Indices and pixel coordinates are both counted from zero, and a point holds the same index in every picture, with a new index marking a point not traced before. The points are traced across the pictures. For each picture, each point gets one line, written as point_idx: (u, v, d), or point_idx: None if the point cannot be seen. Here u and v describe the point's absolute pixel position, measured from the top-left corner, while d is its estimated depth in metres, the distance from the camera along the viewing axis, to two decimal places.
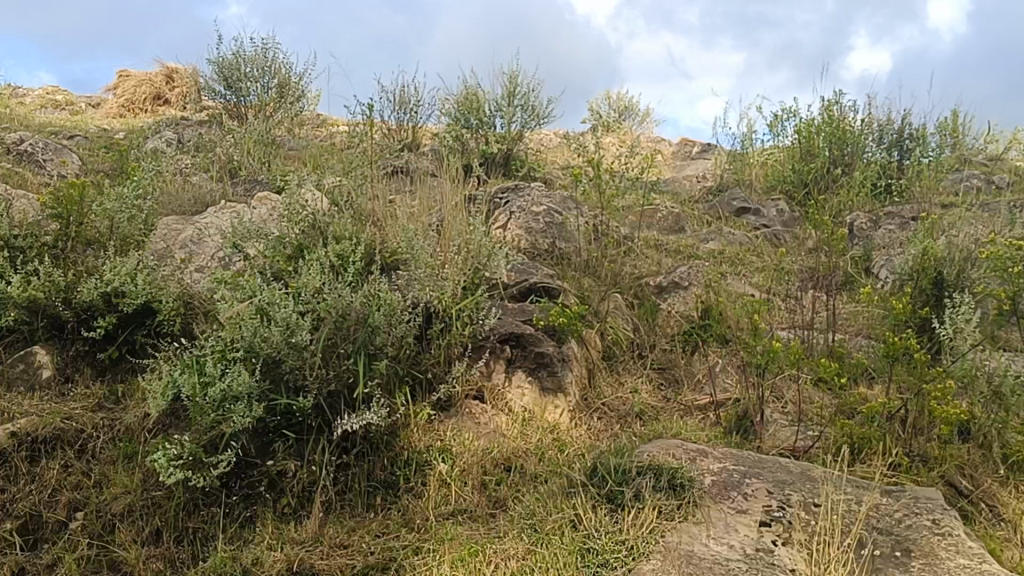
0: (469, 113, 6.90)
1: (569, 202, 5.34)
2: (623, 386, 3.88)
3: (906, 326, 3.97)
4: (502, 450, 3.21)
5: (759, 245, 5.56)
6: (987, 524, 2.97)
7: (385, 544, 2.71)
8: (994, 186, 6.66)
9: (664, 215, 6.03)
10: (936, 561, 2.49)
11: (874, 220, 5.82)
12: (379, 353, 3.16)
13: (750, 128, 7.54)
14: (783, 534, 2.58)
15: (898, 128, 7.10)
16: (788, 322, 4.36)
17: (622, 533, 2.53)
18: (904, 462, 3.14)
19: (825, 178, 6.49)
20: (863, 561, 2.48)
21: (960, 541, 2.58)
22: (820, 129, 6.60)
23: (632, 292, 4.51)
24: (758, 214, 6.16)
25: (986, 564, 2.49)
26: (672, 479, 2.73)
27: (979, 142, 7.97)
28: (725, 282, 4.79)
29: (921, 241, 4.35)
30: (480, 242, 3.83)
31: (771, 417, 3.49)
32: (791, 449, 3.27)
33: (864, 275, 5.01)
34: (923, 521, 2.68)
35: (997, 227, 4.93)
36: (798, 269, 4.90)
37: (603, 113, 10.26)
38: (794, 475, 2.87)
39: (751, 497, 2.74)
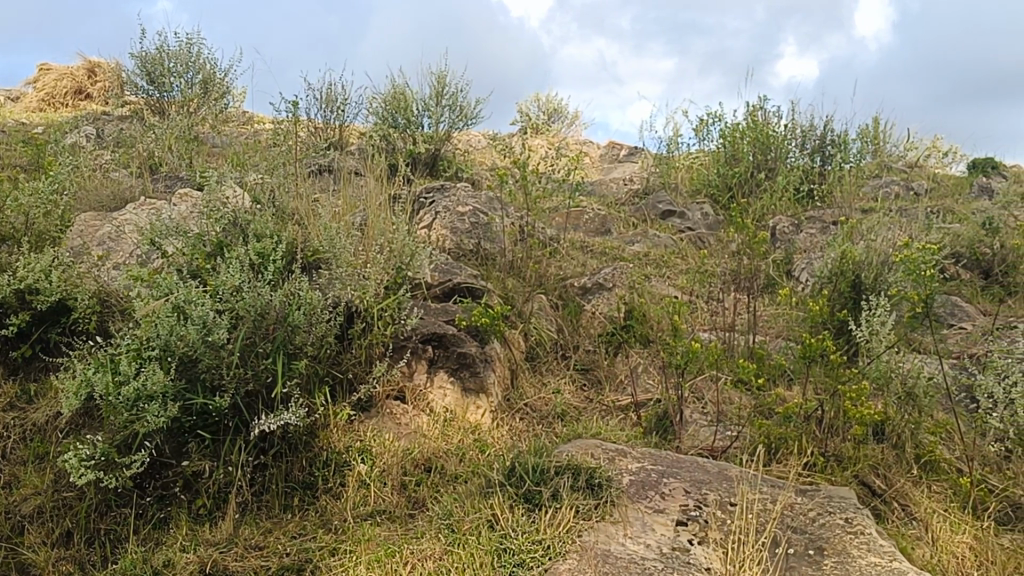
0: (396, 112, 6.86)
1: (495, 202, 5.33)
2: (546, 386, 3.88)
3: (824, 328, 4.02)
4: (422, 451, 3.20)
5: (684, 248, 5.60)
6: (899, 523, 3.02)
7: (301, 545, 2.68)
8: (912, 192, 6.79)
9: (590, 218, 6.05)
10: (848, 559, 2.52)
11: (796, 224, 5.90)
12: (298, 353, 3.11)
13: (677, 132, 7.59)
14: (699, 533, 2.60)
15: (820, 134, 7.20)
16: (709, 324, 4.40)
17: (538, 533, 2.52)
18: (819, 462, 3.18)
19: (748, 182, 6.57)
20: (776, 561, 2.51)
21: (871, 539, 2.62)
22: (744, 134, 6.68)
23: (556, 293, 4.51)
24: (683, 217, 6.21)
25: (897, 561, 2.52)
26: (590, 479, 2.73)
27: (900, 149, 8.11)
28: (649, 283, 4.82)
29: (840, 244, 4.41)
30: (404, 241, 3.80)
31: (691, 417, 3.52)
32: (709, 449, 3.30)
33: (785, 277, 5.07)
34: (836, 520, 2.71)
35: (914, 233, 5.03)
36: (721, 270, 4.94)
37: (532, 116, 10.27)
38: (710, 475, 2.89)
39: (669, 497, 2.75)
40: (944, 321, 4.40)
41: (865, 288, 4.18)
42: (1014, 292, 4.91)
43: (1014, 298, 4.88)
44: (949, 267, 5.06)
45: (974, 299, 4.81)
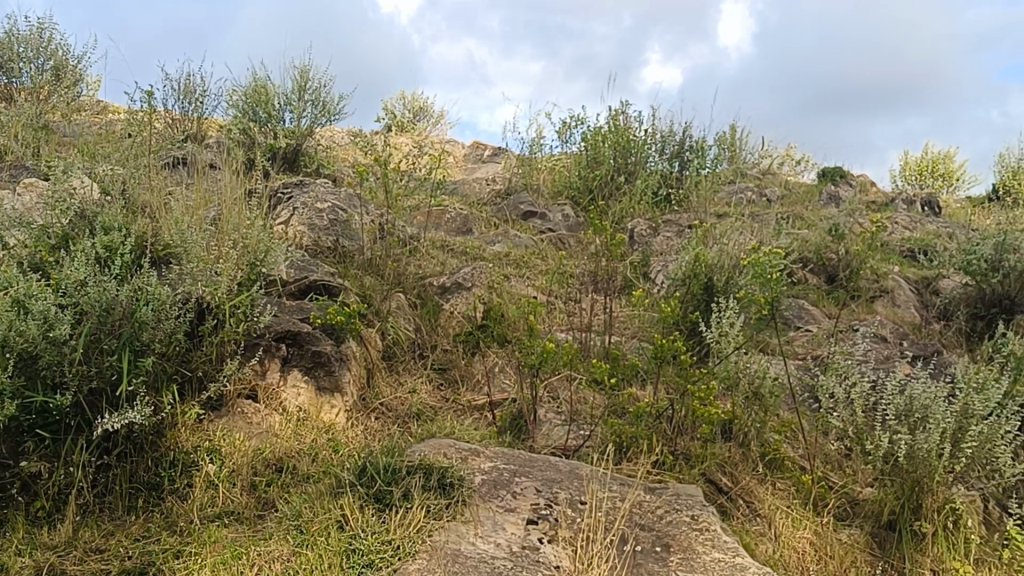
0: (256, 105, 6.72)
1: (354, 200, 5.28)
2: (402, 386, 3.85)
3: (677, 330, 4.10)
4: (274, 451, 3.15)
5: (543, 248, 5.64)
6: (743, 519, 3.11)
7: (144, 548, 2.59)
8: (765, 199, 7.00)
9: (452, 217, 6.05)
10: (693, 555, 2.58)
11: (653, 228, 6.02)
12: (146, 350, 3.01)
13: (539, 133, 7.64)
14: (548, 531, 2.62)
15: (679, 140, 7.34)
16: (566, 325, 4.43)
17: (388, 533, 2.50)
18: (667, 461, 3.23)
19: (608, 185, 6.66)
20: (624, 557, 2.55)
21: (716, 536, 2.69)
22: (605, 138, 6.77)
23: (415, 292, 4.48)
24: (544, 218, 6.26)
25: (739, 557, 2.60)
26: (442, 479, 2.73)
27: (755, 156, 8.34)
28: (509, 283, 4.84)
29: (693, 247, 4.50)
30: (259, 237, 3.72)
31: (545, 416, 3.53)
32: (562, 448, 3.33)
33: (642, 279, 5.16)
34: (683, 517, 2.77)
35: (764, 239, 5.18)
36: (579, 271, 4.99)
37: (396, 113, 10.21)
38: (562, 473, 2.92)
39: (520, 496, 2.76)
40: (792, 323, 4.54)
41: (717, 291, 4.29)
42: (857, 296, 5.10)
43: (857, 301, 5.07)
44: (797, 271, 5.23)
45: (820, 302, 4.98)
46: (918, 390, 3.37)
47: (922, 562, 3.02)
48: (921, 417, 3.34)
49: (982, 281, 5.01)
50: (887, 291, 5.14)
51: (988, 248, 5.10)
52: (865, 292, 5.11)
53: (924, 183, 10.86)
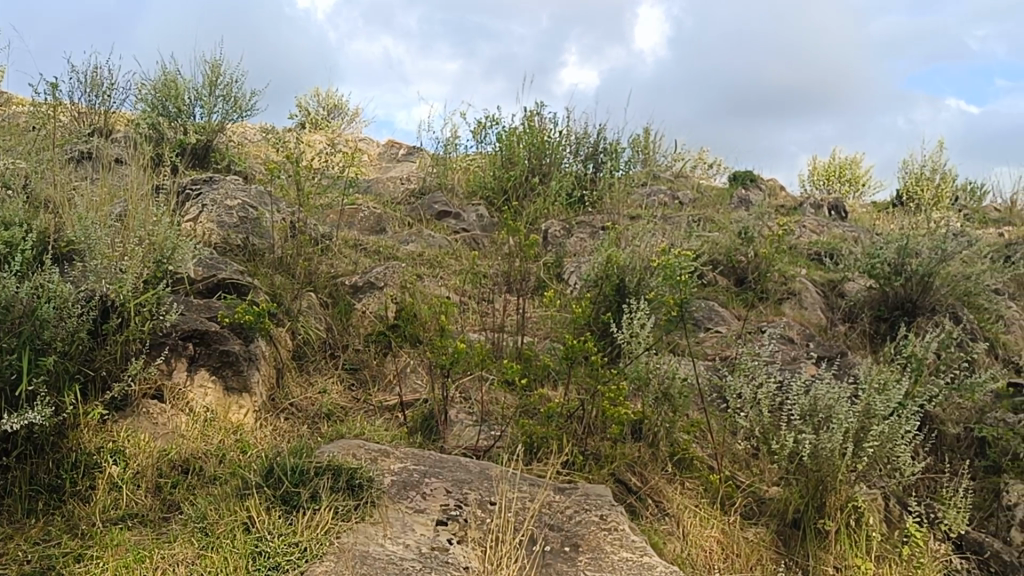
0: (166, 100, 6.60)
1: (265, 197, 5.21)
2: (312, 386, 3.82)
3: (588, 330, 4.13)
4: (180, 452, 3.09)
5: (457, 248, 5.63)
6: (652, 518, 3.14)
7: (43, 552, 2.52)
8: (677, 202, 7.09)
9: (365, 216, 6.02)
10: (601, 555, 2.60)
11: (567, 228, 6.05)
12: (47, 349, 2.93)
13: (454, 133, 7.62)
14: (458, 532, 2.61)
15: (593, 142, 7.38)
16: (479, 325, 4.43)
17: (295, 535, 2.47)
18: (577, 461, 3.25)
19: (522, 186, 6.68)
20: (532, 558, 2.55)
21: (624, 535, 2.71)
22: (520, 138, 6.79)
23: (326, 291, 4.44)
24: (458, 218, 6.25)
25: (647, 556, 2.62)
26: (351, 480, 2.70)
27: (669, 158, 8.42)
28: (422, 283, 4.81)
29: (606, 248, 4.53)
30: (166, 233, 3.65)
31: (456, 417, 3.52)
32: (473, 448, 3.33)
33: (555, 280, 5.18)
34: (592, 517, 2.79)
35: (675, 241, 5.24)
36: (493, 271, 4.97)
37: (310, 111, 10.11)
38: (472, 474, 2.92)
39: (430, 497, 2.75)
40: (702, 324, 4.59)
41: (628, 293, 4.32)
42: (765, 298, 5.18)
43: (765, 303, 5.16)
44: (708, 273, 5.29)
45: (729, 304, 5.05)
46: (823, 391, 3.44)
47: (825, 560, 3.08)
48: (825, 417, 3.41)
49: (885, 284, 5.14)
50: (795, 293, 5.23)
51: (892, 252, 5.23)
52: (773, 294, 5.19)
53: (830, 187, 11.06)
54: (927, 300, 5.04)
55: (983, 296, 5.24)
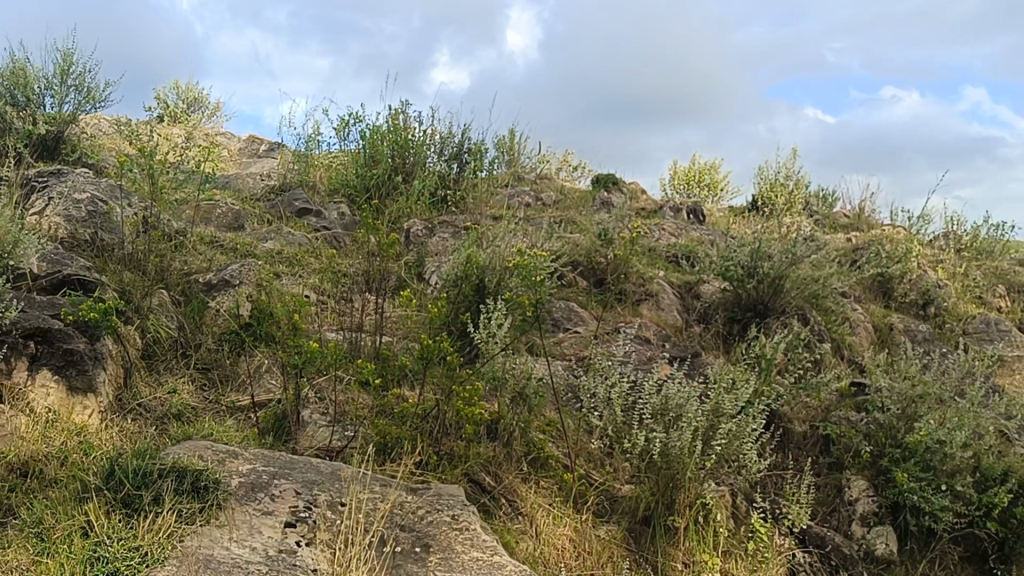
0: (14, 88, 6.35)
1: (117, 191, 5.07)
2: (162, 386, 3.70)
3: (445, 330, 4.12)
4: (18, 454, 2.96)
5: (317, 247, 5.55)
6: (506, 518, 3.15)
7: None
8: (539, 204, 7.15)
9: (223, 212, 5.89)
10: (452, 555, 2.59)
11: (429, 228, 6.02)
12: None
13: (317, 130, 7.52)
14: (307, 534, 2.58)
15: (458, 141, 7.33)
16: (337, 325, 4.37)
17: (136, 539, 2.39)
18: (432, 461, 3.23)
19: (385, 184, 6.64)
20: (383, 559, 2.54)
21: (475, 535, 2.72)
22: (383, 137, 6.75)
23: (179, 289, 4.34)
24: (319, 216, 6.17)
25: (497, 556, 2.64)
26: (196, 482, 2.63)
27: (534, 159, 8.46)
28: (280, 282, 4.73)
29: (465, 249, 4.52)
30: (7, 228, 3.51)
31: (309, 417, 3.47)
32: (326, 449, 3.29)
33: (416, 279, 5.15)
34: (443, 517, 2.78)
35: (533, 242, 5.29)
36: (352, 270, 4.91)
37: (169, 104, 9.86)
38: (323, 475, 2.88)
39: (278, 498, 2.70)
40: (561, 324, 4.63)
41: (487, 293, 4.32)
42: (623, 299, 5.25)
43: (623, 304, 5.23)
44: (568, 273, 5.34)
45: (588, 304, 5.11)
46: (673, 390, 3.53)
47: (674, 556, 3.16)
48: (676, 416, 3.50)
49: (739, 287, 5.26)
50: (652, 294, 5.31)
51: (745, 254, 5.36)
52: (631, 295, 5.26)
53: (690, 192, 11.29)
54: (778, 301, 5.20)
55: (831, 299, 5.42)
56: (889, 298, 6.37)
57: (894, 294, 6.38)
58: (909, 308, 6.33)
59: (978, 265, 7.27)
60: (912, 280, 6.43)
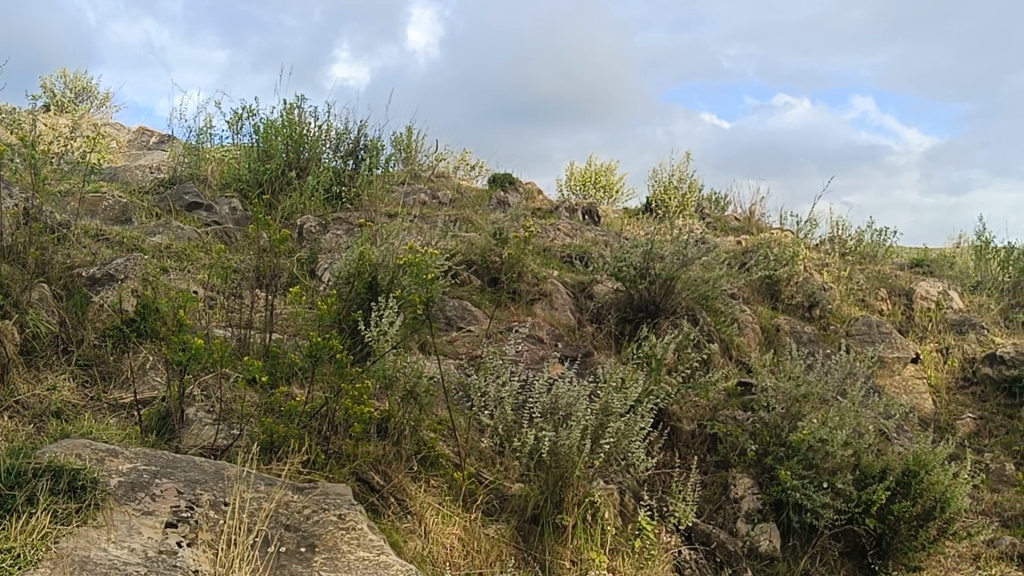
0: None
1: None
2: (41, 382, 3.59)
3: (336, 327, 4.08)
4: None
5: (207, 241, 5.44)
6: (394, 517, 3.13)
7: None
8: (435, 202, 7.14)
9: (109, 205, 5.74)
10: (337, 554, 2.57)
11: (323, 224, 5.97)
12: None
13: (209, 123, 7.38)
14: (189, 534, 2.53)
15: (354, 138, 7.27)
16: (225, 322, 4.30)
17: (8, 541, 2.30)
18: (319, 460, 3.18)
19: (278, 179, 6.55)
20: (267, 559, 2.51)
21: (361, 535, 2.69)
22: (278, 132, 6.71)
23: (60, 283, 4.21)
24: (209, 210, 6.06)
25: (383, 555, 2.62)
26: (73, 481, 2.55)
27: (432, 157, 8.41)
28: (167, 277, 4.62)
29: (358, 246, 4.48)
30: None
31: (194, 416, 3.40)
32: (210, 448, 3.23)
33: (308, 275, 5.09)
34: (329, 517, 2.75)
35: (427, 240, 5.28)
36: (242, 265, 4.83)
37: (55, 94, 9.58)
38: (206, 474, 2.82)
39: (159, 498, 2.64)
40: (454, 323, 4.62)
41: (380, 290, 4.28)
42: (516, 299, 5.27)
43: (517, 303, 5.25)
44: (462, 272, 5.33)
45: (482, 303, 5.11)
46: (563, 389, 3.58)
47: (562, 553, 3.19)
48: (565, 415, 3.55)
49: (631, 287, 5.32)
50: (546, 294, 5.35)
51: (637, 255, 5.42)
52: (525, 295, 5.29)
53: (586, 193, 11.37)
54: (669, 302, 5.28)
55: (720, 301, 5.51)
56: (777, 300, 6.53)
57: (781, 296, 6.53)
58: (795, 310, 6.48)
59: (861, 269, 7.47)
60: (799, 283, 6.58)
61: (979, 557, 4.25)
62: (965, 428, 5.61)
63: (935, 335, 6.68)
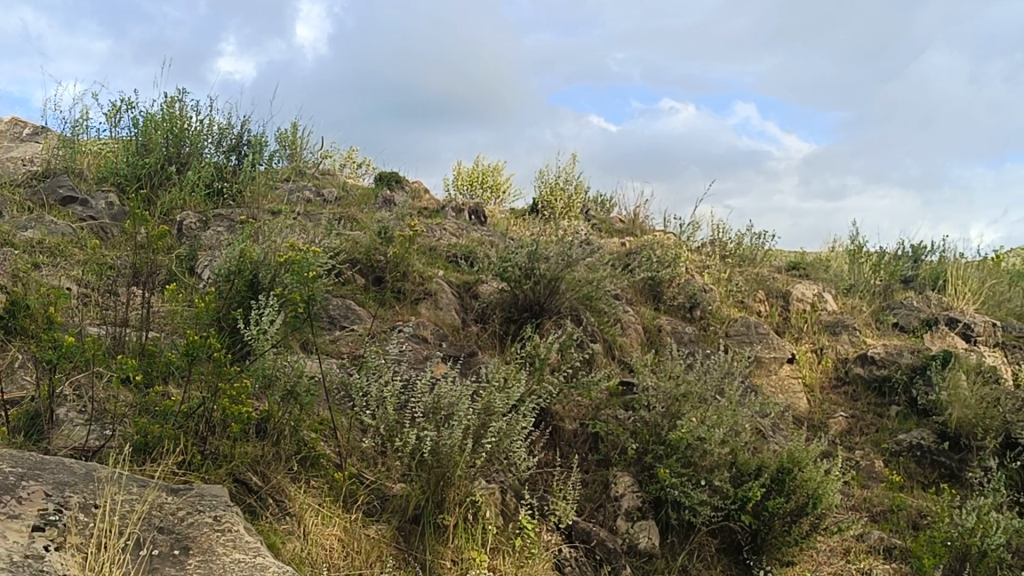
0: None
1: None
2: None
3: (215, 325, 4.00)
4: None
5: (83, 236, 5.29)
6: (273, 519, 3.08)
7: None
8: (320, 199, 7.07)
9: None
10: (212, 557, 2.52)
11: (203, 221, 5.86)
12: None
13: (85, 115, 7.17)
14: (56, 538, 2.44)
15: (237, 133, 7.16)
16: (99, 320, 4.18)
17: None
18: (195, 460, 3.11)
19: (158, 174, 6.40)
20: (138, 563, 2.44)
21: (238, 536, 2.65)
22: (158, 125, 6.58)
23: None
24: (85, 205, 5.89)
25: (260, 557, 2.58)
26: None
27: (317, 155, 8.33)
28: (38, 273, 4.48)
29: (239, 243, 4.40)
30: None
31: (64, 417, 3.29)
32: (81, 449, 3.13)
33: (187, 273, 4.98)
34: (204, 518, 2.69)
35: (310, 239, 5.22)
36: (119, 261, 4.69)
37: None
38: (76, 476, 2.74)
39: (26, 501, 2.54)
40: (337, 322, 4.58)
41: (262, 288, 4.21)
42: (401, 298, 5.24)
43: (402, 302, 5.22)
44: (345, 270, 5.28)
45: (365, 302, 5.07)
46: (445, 389, 3.56)
47: (443, 553, 3.21)
48: (447, 414, 3.54)
49: (516, 287, 5.34)
50: (431, 293, 5.33)
51: (522, 255, 5.42)
52: (410, 294, 5.27)
53: (473, 193, 11.39)
54: (553, 303, 5.32)
55: (604, 301, 5.57)
56: (659, 301, 6.62)
57: (663, 297, 6.62)
58: (677, 310, 6.58)
59: (740, 271, 7.63)
60: (680, 284, 6.70)
61: (849, 551, 4.38)
62: (837, 426, 5.78)
63: (810, 336, 6.87)
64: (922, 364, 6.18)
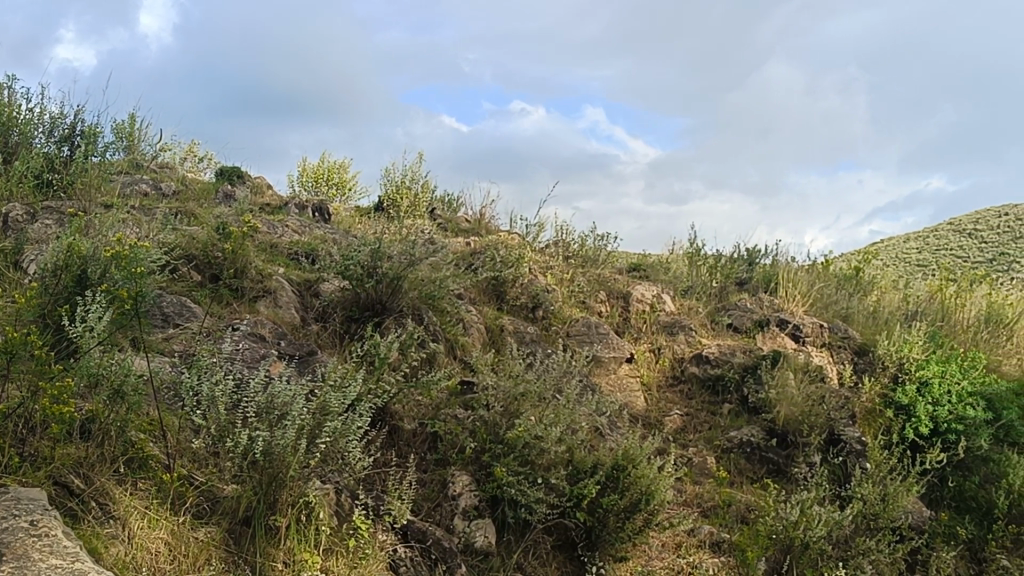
0: None
1: None
2: None
3: (37, 322, 3.83)
4: None
5: None
6: (95, 522, 2.96)
7: None
8: (157, 193, 6.88)
9: None
10: (28, 562, 2.41)
11: (31, 213, 5.62)
12: None
13: None
14: None
15: (69, 123, 6.90)
16: None
17: None
18: (12, 463, 2.97)
19: None
20: None
21: (55, 542, 2.55)
22: None
23: None
24: None
25: (78, 563, 2.49)
26: None
27: (156, 148, 8.09)
28: None
29: (65, 237, 4.23)
30: None
31: None
32: None
33: (12, 267, 4.76)
34: (19, 523, 2.58)
35: (144, 234, 5.07)
36: None
37: None
38: None
39: None
40: (171, 320, 4.46)
41: (89, 283, 4.06)
42: (239, 295, 5.14)
43: (240, 300, 5.12)
44: (181, 267, 5.14)
45: (201, 299, 4.94)
46: (279, 389, 3.50)
47: (275, 555, 3.19)
48: (281, 414, 3.48)
49: (357, 286, 5.29)
50: (269, 292, 5.24)
51: (364, 254, 5.38)
52: (248, 292, 5.17)
53: (319, 189, 11.25)
54: (394, 302, 5.31)
55: (446, 301, 5.59)
56: (502, 300, 6.67)
57: (506, 297, 6.66)
58: (519, 310, 6.64)
59: (583, 272, 7.76)
60: (522, 284, 6.76)
61: (681, 545, 4.50)
62: (672, 424, 5.93)
63: (649, 335, 7.03)
64: (754, 364, 6.39)
